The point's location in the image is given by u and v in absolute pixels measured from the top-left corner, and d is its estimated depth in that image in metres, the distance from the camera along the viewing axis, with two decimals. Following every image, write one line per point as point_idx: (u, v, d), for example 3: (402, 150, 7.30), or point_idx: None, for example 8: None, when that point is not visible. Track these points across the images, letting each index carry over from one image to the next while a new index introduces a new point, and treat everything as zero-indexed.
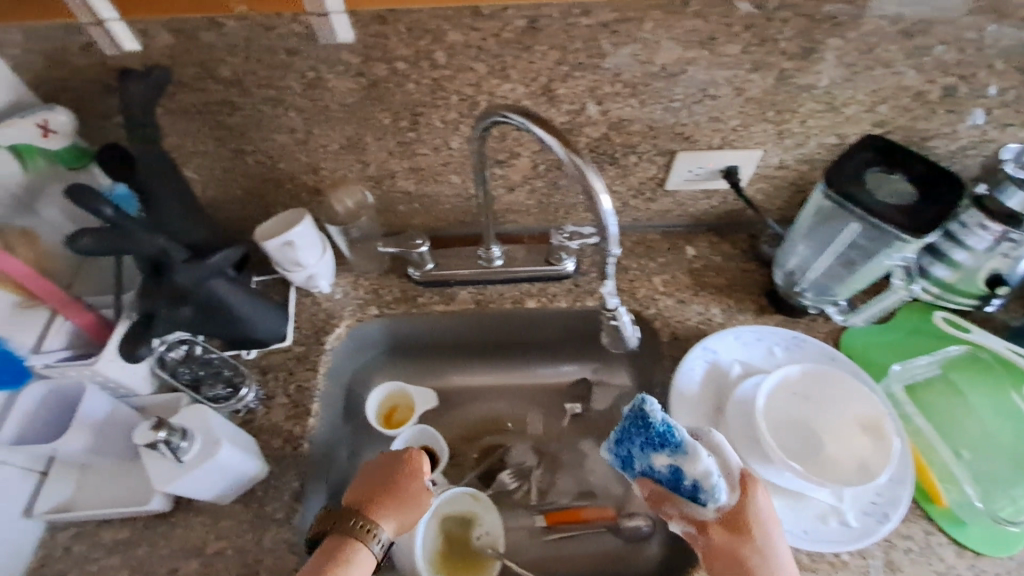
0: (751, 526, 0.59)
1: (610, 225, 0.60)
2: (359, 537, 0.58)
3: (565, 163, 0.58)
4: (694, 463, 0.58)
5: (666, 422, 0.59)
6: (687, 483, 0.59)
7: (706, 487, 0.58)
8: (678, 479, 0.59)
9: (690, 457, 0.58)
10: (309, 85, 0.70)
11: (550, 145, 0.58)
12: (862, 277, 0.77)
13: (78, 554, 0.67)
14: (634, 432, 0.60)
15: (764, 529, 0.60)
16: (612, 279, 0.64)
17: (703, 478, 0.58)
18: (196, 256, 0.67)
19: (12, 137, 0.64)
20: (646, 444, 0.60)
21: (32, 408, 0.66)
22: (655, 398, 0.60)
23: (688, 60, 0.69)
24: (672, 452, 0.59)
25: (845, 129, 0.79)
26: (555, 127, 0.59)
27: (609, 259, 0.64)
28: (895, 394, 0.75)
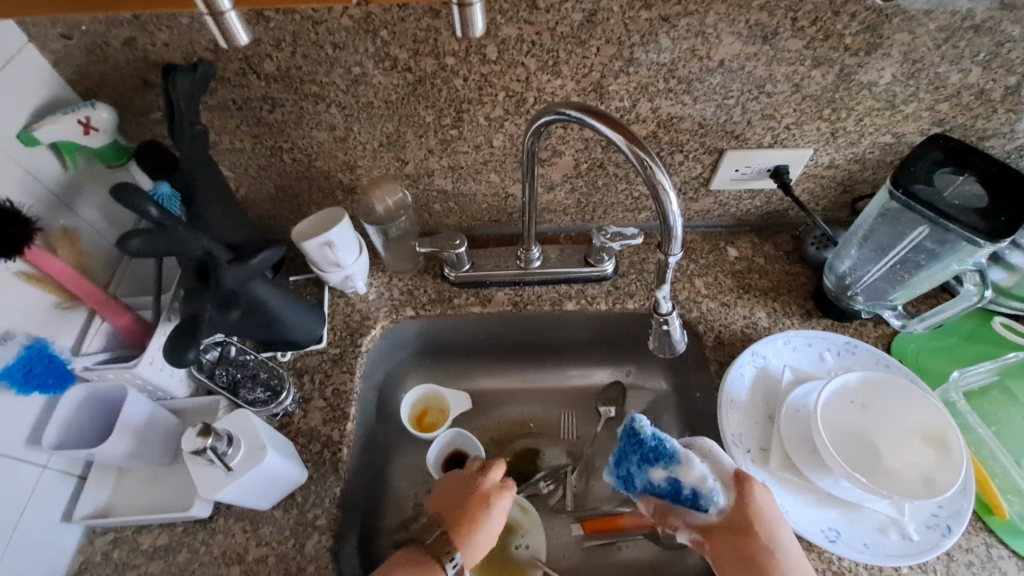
0: (753, 522, 0.58)
1: (675, 225, 0.57)
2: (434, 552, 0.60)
3: (629, 159, 0.56)
4: (689, 471, 0.60)
5: (656, 435, 0.62)
6: (687, 492, 0.60)
7: (705, 493, 0.60)
8: (677, 490, 0.61)
9: (685, 466, 0.60)
10: (354, 81, 0.68)
11: (614, 141, 0.56)
12: (924, 280, 0.75)
13: (117, 561, 0.66)
14: (628, 450, 0.63)
15: (769, 526, 0.58)
16: (671, 282, 0.62)
17: (700, 483, 0.60)
18: (239, 257, 0.64)
19: (53, 134, 0.62)
20: (642, 460, 0.62)
21: (72, 413, 0.63)
22: (643, 415, 0.63)
23: (748, 55, 0.67)
24: (667, 464, 0.61)
25: (900, 128, 0.76)
26: (618, 123, 0.57)
27: (668, 262, 0.61)
28: (954, 402, 0.72)
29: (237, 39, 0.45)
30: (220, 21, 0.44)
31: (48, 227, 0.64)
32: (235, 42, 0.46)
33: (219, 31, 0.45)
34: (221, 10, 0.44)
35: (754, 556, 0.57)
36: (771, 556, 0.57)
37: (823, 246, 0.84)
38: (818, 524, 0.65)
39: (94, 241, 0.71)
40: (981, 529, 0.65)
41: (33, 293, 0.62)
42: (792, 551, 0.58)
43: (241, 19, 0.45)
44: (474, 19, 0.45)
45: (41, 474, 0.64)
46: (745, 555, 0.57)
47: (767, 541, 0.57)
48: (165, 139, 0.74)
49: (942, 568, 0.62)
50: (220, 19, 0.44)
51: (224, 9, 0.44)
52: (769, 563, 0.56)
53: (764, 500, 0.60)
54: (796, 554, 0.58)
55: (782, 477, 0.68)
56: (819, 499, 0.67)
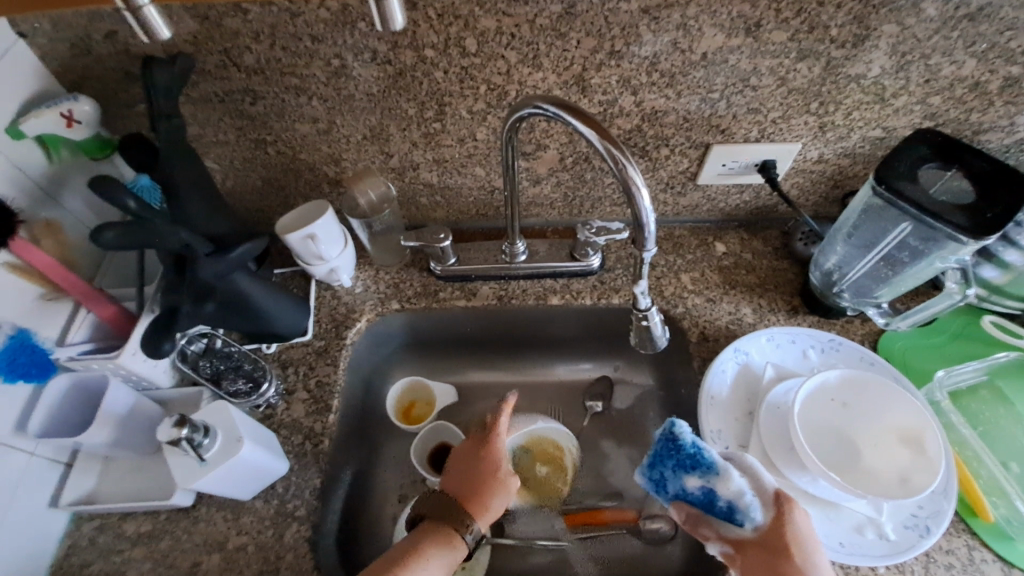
0: (791, 544, 0.56)
1: (648, 220, 0.57)
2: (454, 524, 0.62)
3: (602, 155, 0.56)
4: (726, 484, 0.58)
5: (696, 443, 0.59)
6: (723, 504, 0.58)
7: (741, 507, 0.57)
8: (711, 501, 0.59)
9: (722, 477, 0.58)
10: (334, 73, 0.68)
11: (587, 137, 0.56)
12: (909, 278, 0.74)
13: (102, 546, 0.67)
14: (661, 454, 0.61)
15: (806, 549, 0.56)
16: (647, 278, 0.62)
17: (738, 497, 0.57)
18: (219, 250, 0.65)
19: (36, 128, 0.63)
20: (678, 467, 0.59)
21: (57, 402, 0.65)
22: (684, 421, 0.60)
23: (732, 47, 0.66)
24: (704, 473, 0.58)
25: (891, 122, 0.75)
26: (592, 117, 0.57)
27: (643, 257, 0.61)
28: (937, 401, 0.71)
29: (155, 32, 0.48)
30: (140, 15, 0.47)
31: (31, 218, 0.65)
32: (156, 36, 0.48)
33: (141, 26, 0.48)
34: (139, 5, 0.46)
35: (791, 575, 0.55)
36: None
37: (811, 242, 0.82)
38: None
39: (79, 233, 0.72)
40: (963, 530, 0.64)
41: (16, 284, 0.63)
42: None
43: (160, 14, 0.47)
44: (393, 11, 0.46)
45: (29, 461, 0.65)
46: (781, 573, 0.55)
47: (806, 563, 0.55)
48: (150, 131, 0.74)
49: (920, 569, 0.62)
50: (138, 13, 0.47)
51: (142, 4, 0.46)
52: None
53: (803, 522, 0.58)
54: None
55: None
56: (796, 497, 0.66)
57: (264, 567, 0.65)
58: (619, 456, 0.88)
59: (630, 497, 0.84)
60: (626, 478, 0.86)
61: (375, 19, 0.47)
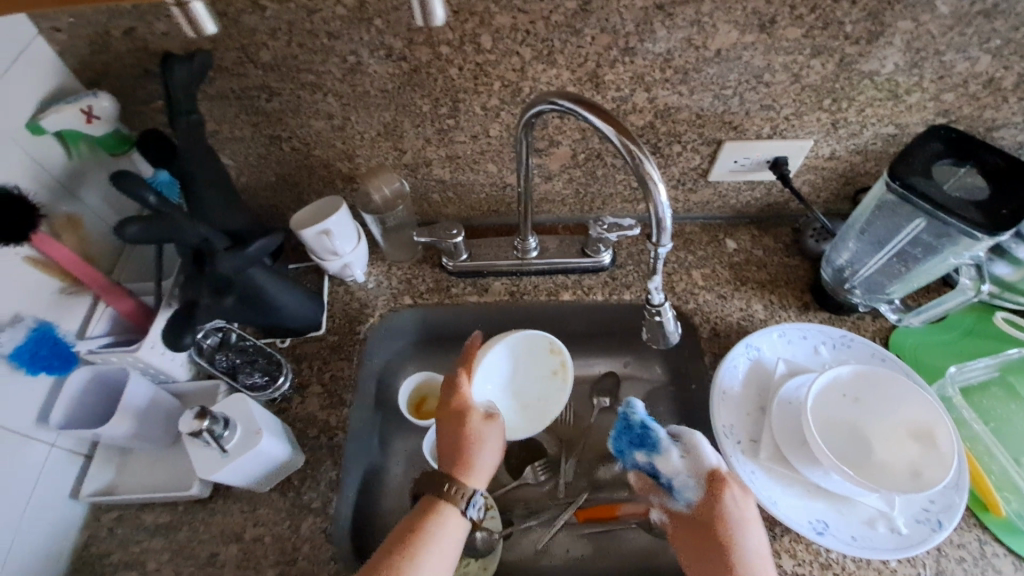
0: (717, 525, 0.58)
1: (665, 215, 0.57)
2: (450, 498, 0.63)
3: (619, 150, 0.56)
4: (666, 461, 0.62)
5: (645, 423, 0.64)
6: (663, 479, 0.62)
7: (677, 484, 0.61)
8: (655, 476, 0.63)
9: (664, 455, 0.62)
10: (350, 70, 0.68)
11: (603, 132, 0.56)
12: (921, 274, 0.74)
13: (121, 536, 0.68)
14: (618, 431, 0.66)
15: (736, 532, 0.58)
16: (661, 273, 0.62)
17: (674, 474, 0.62)
18: (236, 244, 0.66)
19: (57, 123, 0.64)
20: (629, 445, 0.64)
21: (77, 395, 0.65)
22: (640, 401, 0.65)
23: (746, 44, 0.66)
24: (649, 451, 0.63)
25: (904, 119, 0.75)
26: (608, 112, 0.57)
27: (658, 252, 0.61)
28: (949, 397, 0.71)
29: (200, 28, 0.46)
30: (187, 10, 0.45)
31: (53, 213, 0.66)
32: (200, 32, 0.46)
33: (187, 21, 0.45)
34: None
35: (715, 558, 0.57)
36: (728, 560, 0.56)
37: (822, 239, 0.83)
38: (807, 516, 0.65)
39: (98, 228, 0.73)
40: (974, 525, 0.65)
41: (38, 277, 0.64)
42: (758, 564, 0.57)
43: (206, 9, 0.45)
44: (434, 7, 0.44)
45: (49, 453, 0.66)
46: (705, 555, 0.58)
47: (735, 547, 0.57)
48: (168, 127, 0.75)
49: (931, 563, 0.63)
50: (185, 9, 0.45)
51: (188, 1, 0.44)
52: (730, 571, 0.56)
53: (736, 504, 0.59)
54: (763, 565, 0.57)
55: (772, 469, 0.68)
56: (808, 492, 0.67)
57: (281, 558, 0.66)
58: None
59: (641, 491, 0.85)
60: None
61: (415, 13, 0.44)
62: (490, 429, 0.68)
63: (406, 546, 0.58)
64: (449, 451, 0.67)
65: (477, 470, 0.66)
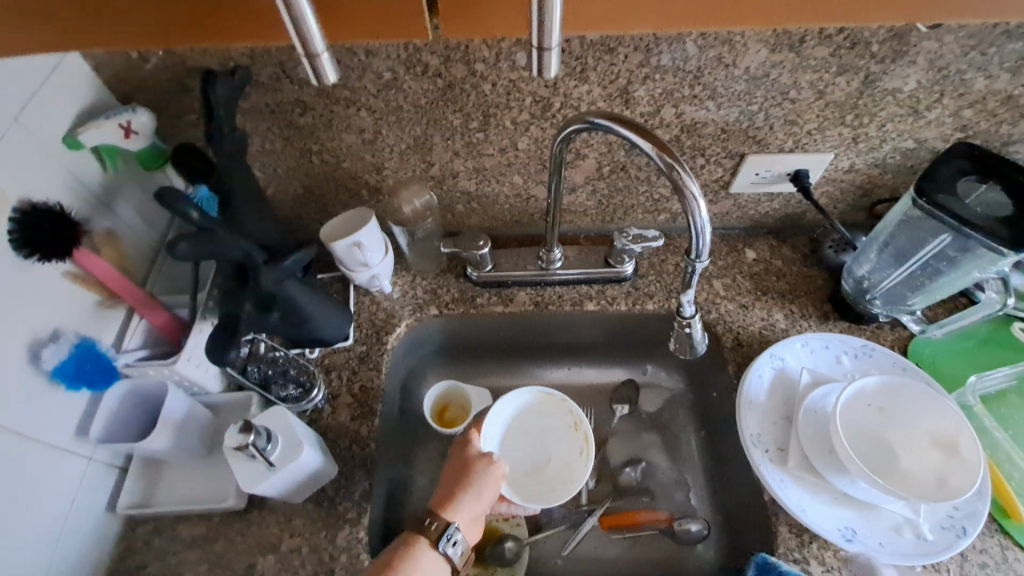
0: None
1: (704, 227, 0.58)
2: (427, 532, 0.64)
3: (659, 166, 0.57)
4: None
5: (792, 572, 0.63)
6: None
7: None
8: None
9: None
10: (385, 85, 0.69)
11: (643, 150, 0.58)
12: (943, 287, 0.76)
13: (158, 548, 0.68)
14: None
15: None
16: (696, 287, 0.64)
17: None
18: (273, 258, 0.67)
19: (96, 138, 0.64)
20: None
21: (116, 409, 0.66)
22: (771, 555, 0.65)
23: (774, 62, 0.67)
24: None
25: (923, 133, 0.77)
26: (647, 130, 0.58)
27: (694, 268, 0.63)
28: (969, 405, 0.73)
29: (326, 79, 0.43)
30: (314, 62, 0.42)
31: (93, 229, 0.67)
32: (325, 81, 0.43)
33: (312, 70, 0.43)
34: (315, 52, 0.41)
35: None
36: None
37: (841, 249, 0.85)
38: (836, 523, 0.67)
39: (131, 240, 0.73)
40: (996, 530, 0.67)
41: (77, 292, 0.64)
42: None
43: (333, 61, 0.42)
44: (550, 62, 0.43)
45: (87, 465, 0.66)
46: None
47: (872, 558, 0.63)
48: (201, 141, 0.75)
49: (955, 568, 0.64)
50: (314, 62, 0.42)
51: (318, 51, 0.41)
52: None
53: None
54: None
55: (799, 477, 0.70)
56: (834, 499, 0.69)
57: (319, 568, 0.66)
58: (651, 458, 0.90)
59: (663, 497, 0.87)
60: (659, 478, 0.88)
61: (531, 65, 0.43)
62: (486, 471, 0.69)
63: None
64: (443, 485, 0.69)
65: (461, 506, 0.66)
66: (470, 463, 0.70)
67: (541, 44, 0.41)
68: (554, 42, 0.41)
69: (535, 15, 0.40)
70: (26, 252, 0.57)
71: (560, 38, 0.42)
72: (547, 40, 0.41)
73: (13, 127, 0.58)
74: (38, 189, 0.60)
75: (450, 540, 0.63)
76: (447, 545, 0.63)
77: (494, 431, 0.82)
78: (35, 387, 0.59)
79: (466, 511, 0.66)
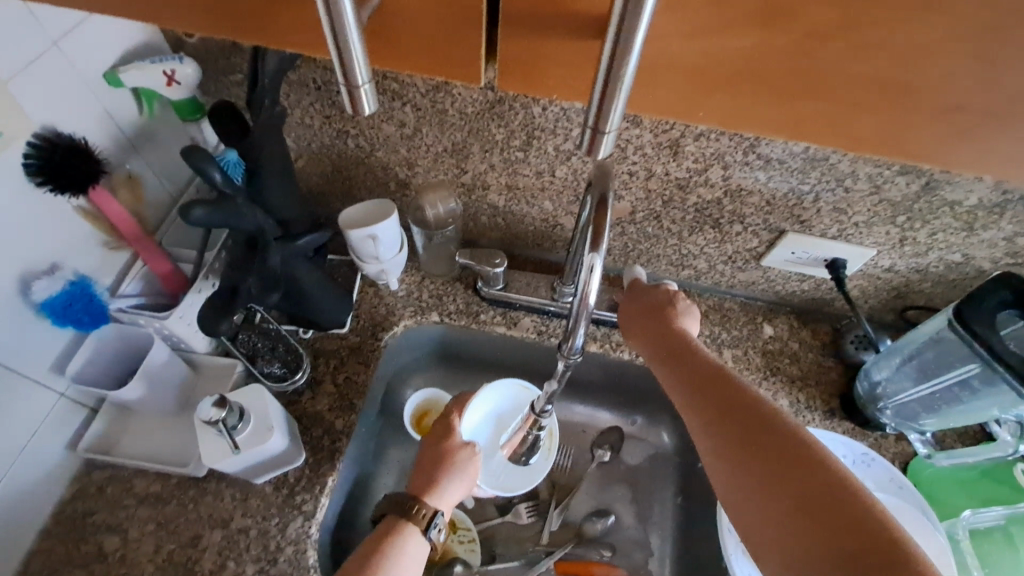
0: (716, 406, 0.53)
1: (591, 304, 0.57)
2: (414, 520, 0.61)
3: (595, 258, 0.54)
4: None
5: None
6: None
7: None
8: None
9: None
10: (435, 87, 0.68)
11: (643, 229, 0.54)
12: (961, 414, 0.73)
13: (110, 497, 0.68)
14: None
15: (719, 394, 0.54)
16: (583, 333, 0.59)
17: None
18: (287, 236, 0.68)
19: (139, 81, 0.63)
20: None
21: (98, 351, 0.65)
22: None
23: (837, 148, 0.64)
24: None
25: (973, 250, 0.74)
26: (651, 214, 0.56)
27: (586, 316, 0.57)
28: (957, 538, 0.69)
29: (360, 108, 0.36)
30: (350, 92, 0.35)
31: (114, 171, 0.66)
32: (359, 112, 0.37)
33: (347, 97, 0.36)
34: (354, 84, 0.35)
35: (807, 494, 0.46)
36: (747, 411, 0.52)
37: (862, 347, 0.82)
38: None
39: (151, 186, 0.72)
40: None
41: (84, 229, 0.64)
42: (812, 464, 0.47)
43: (374, 92, 0.36)
44: (604, 142, 0.36)
45: (56, 402, 0.65)
46: (806, 498, 0.45)
47: (834, 475, 0.46)
48: (241, 102, 0.73)
49: None
50: (351, 89, 0.35)
51: (358, 82, 0.35)
52: (879, 530, 0.42)
53: (708, 375, 0.56)
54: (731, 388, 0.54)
55: None
56: None
57: (263, 555, 0.65)
58: (620, 511, 0.87)
59: (623, 555, 0.84)
60: (624, 535, 0.86)
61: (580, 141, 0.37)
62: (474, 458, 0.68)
63: (372, 564, 0.57)
64: (422, 470, 0.67)
65: (444, 494, 0.66)
66: (453, 452, 0.68)
67: (597, 123, 0.35)
68: (614, 125, 0.35)
69: (602, 74, 0.32)
70: (39, 180, 0.57)
71: (621, 118, 0.35)
72: (606, 122, 0.35)
73: (51, 54, 0.57)
74: (64, 121, 0.60)
75: (439, 526, 0.62)
76: (434, 531, 0.62)
77: (474, 419, 0.77)
78: (18, 317, 0.59)
79: (449, 493, 0.66)
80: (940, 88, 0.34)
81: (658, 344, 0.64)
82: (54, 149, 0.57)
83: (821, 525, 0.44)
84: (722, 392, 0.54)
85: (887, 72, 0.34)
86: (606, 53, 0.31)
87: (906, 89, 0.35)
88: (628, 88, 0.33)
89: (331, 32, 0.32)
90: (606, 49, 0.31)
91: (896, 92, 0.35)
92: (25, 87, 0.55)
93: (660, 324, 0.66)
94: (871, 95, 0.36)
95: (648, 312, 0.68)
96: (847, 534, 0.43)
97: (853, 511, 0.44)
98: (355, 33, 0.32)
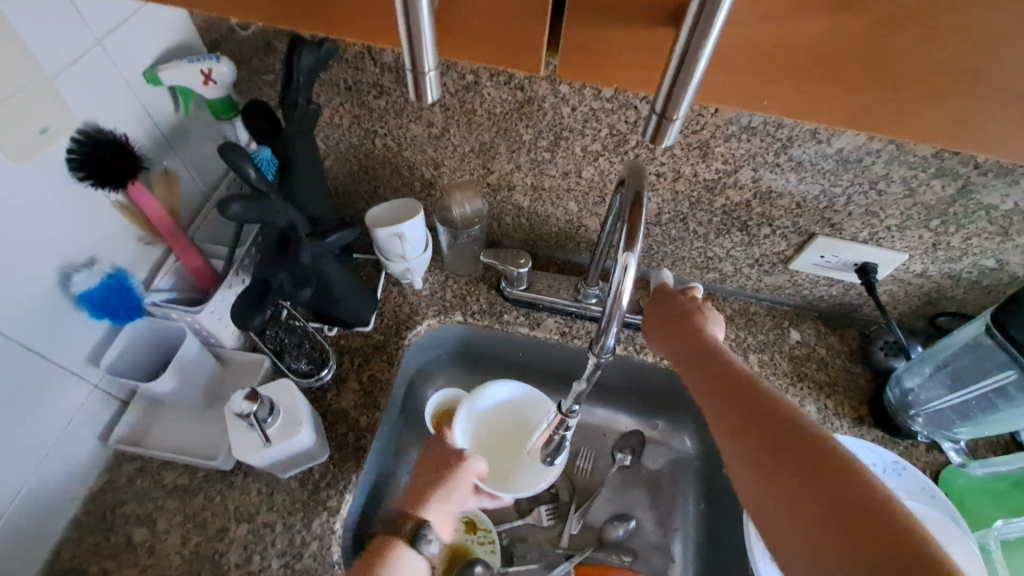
0: (744, 409, 0.53)
1: (624, 303, 0.56)
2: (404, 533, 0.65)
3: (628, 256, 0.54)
4: None
5: None
6: None
7: None
8: None
9: None
10: (465, 87, 0.68)
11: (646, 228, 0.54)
12: (996, 423, 0.71)
13: (139, 488, 0.69)
14: None
15: (746, 397, 0.54)
16: (613, 333, 0.59)
17: None
18: (317, 232, 0.68)
19: (177, 79, 0.65)
20: None
21: (131, 343, 0.66)
22: None
23: (871, 149, 0.63)
24: None
25: (1008, 255, 0.72)
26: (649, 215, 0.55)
27: (618, 316, 0.57)
28: (989, 549, 0.66)
29: (423, 96, 0.37)
30: (417, 78, 0.36)
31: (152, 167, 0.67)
32: (423, 99, 0.37)
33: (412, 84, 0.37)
34: (421, 69, 0.35)
35: (835, 499, 0.44)
36: (774, 414, 0.51)
37: (892, 353, 0.81)
38: None
39: (185, 183, 0.73)
40: None
41: (122, 223, 0.65)
42: (840, 468, 0.46)
43: (438, 80, 0.37)
44: (669, 130, 0.36)
45: (90, 393, 0.66)
46: (835, 502, 0.44)
47: (864, 482, 0.45)
48: (273, 101, 0.75)
49: None
50: (416, 75, 0.36)
51: (426, 68, 0.36)
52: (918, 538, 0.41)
53: (735, 378, 0.56)
54: (757, 392, 0.54)
55: None
56: None
57: (287, 550, 0.65)
58: (641, 514, 0.86)
59: (645, 560, 0.83)
60: (645, 539, 0.85)
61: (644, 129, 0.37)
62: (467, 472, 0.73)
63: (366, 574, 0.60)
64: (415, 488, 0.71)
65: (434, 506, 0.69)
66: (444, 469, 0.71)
67: (664, 110, 0.35)
68: (681, 112, 0.35)
69: (672, 61, 0.32)
70: (80, 173, 0.58)
71: (688, 107, 0.35)
72: (673, 109, 0.35)
73: (96, 52, 0.58)
74: (107, 116, 0.61)
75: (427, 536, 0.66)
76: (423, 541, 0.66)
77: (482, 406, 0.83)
78: (58, 308, 0.60)
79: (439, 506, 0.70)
80: (1005, 73, 0.36)
81: (684, 349, 0.64)
82: (95, 143, 0.59)
83: (849, 528, 0.43)
84: (749, 395, 0.54)
85: (962, 54, 0.36)
86: (676, 46, 0.32)
87: (983, 73, 0.36)
88: (697, 78, 0.33)
89: (403, 18, 0.32)
90: (681, 32, 0.31)
91: (968, 77, 0.37)
92: (74, 80, 0.56)
93: (685, 330, 0.65)
94: (933, 81, 0.38)
95: (671, 318, 0.68)
96: (880, 540, 0.41)
97: (885, 520, 0.42)
98: (427, 21, 0.33)
